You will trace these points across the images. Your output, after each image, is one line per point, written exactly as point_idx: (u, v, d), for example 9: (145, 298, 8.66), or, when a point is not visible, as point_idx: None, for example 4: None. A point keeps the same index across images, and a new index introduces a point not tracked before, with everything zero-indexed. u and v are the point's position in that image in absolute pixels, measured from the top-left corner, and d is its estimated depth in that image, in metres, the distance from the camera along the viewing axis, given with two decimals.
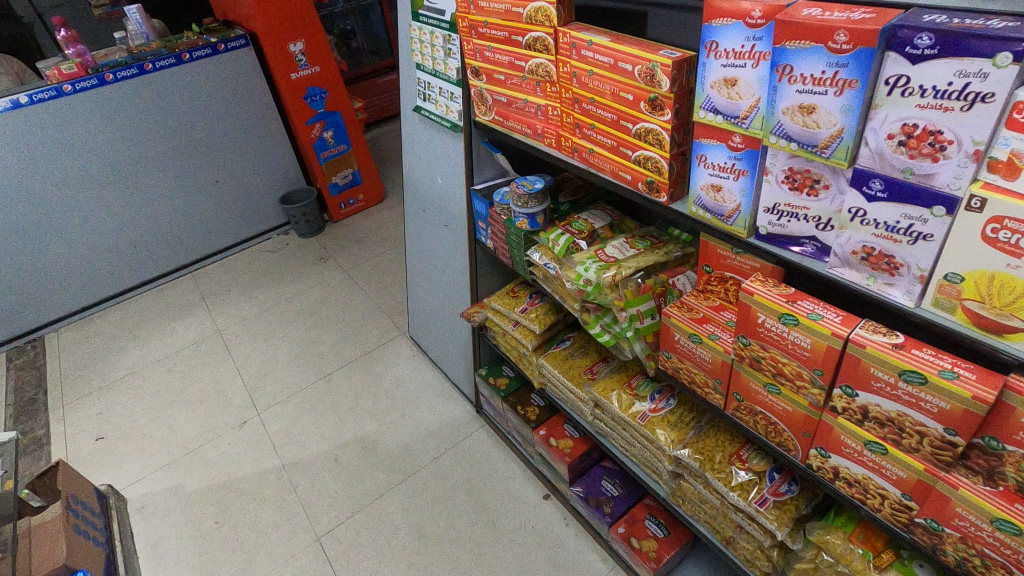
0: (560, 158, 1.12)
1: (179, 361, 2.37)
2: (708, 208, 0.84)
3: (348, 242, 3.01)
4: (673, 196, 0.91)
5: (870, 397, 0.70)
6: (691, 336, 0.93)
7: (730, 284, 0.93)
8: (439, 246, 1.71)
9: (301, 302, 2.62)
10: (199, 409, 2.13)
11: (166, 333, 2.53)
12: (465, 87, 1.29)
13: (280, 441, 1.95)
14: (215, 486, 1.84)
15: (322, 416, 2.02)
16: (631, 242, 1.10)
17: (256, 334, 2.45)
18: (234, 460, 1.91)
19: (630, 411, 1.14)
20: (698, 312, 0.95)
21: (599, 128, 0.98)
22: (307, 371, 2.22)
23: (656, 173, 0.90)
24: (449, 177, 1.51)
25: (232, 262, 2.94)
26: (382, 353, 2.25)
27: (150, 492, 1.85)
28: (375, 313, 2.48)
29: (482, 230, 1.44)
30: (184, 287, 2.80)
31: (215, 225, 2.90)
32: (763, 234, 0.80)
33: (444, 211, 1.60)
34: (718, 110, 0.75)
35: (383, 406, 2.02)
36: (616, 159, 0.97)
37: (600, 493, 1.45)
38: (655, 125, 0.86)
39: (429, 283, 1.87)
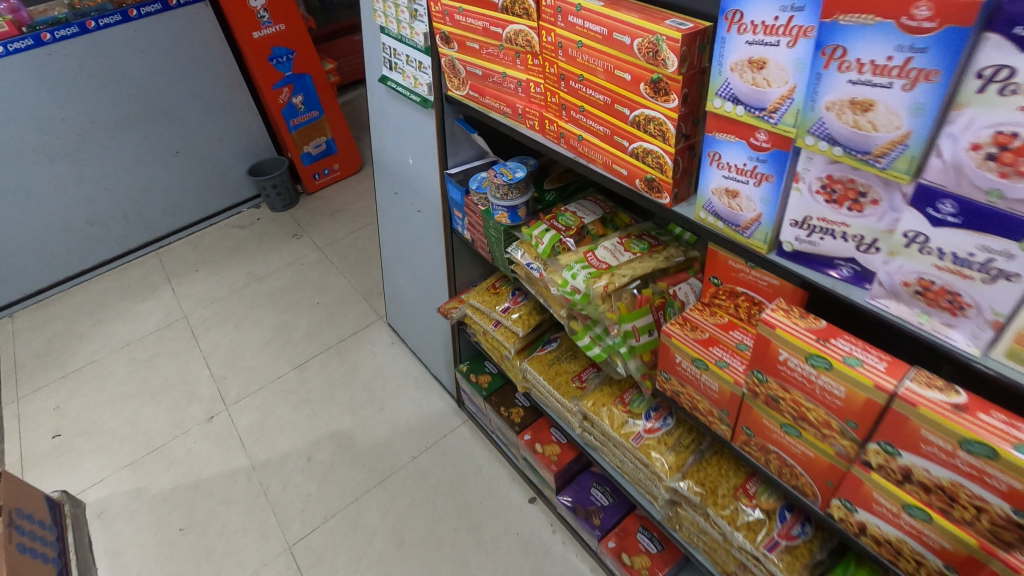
0: (544, 143, 0.96)
1: (143, 349, 2.22)
2: (720, 215, 0.70)
3: (324, 216, 2.82)
4: (677, 197, 0.76)
5: (916, 460, 0.57)
6: (695, 361, 0.80)
7: (742, 301, 0.79)
8: (413, 232, 1.55)
9: (273, 283, 2.45)
10: (164, 402, 2.00)
11: (129, 317, 2.37)
12: (434, 56, 1.11)
13: (250, 438, 1.83)
14: (179, 488, 1.72)
15: (295, 410, 1.89)
16: (627, 243, 0.95)
17: (225, 319, 2.30)
18: (201, 459, 1.79)
19: (624, 431, 1.02)
20: (703, 331, 0.82)
21: (590, 112, 0.82)
22: (279, 360, 2.08)
23: (658, 170, 0.75)
24: (421, 158, 1.34)
25: (200, 239, 2.75)
26: (359, 340, 2.11)
27: (111, 494, 1.73)
28: (352, 296, 2.33)
29: (459, 219, 1.28)
30: (148, 266, 2.62)
31: (178, 199, 2.70)
32: (787, 250, 0.66)
33: (416, 194, 1.44)
34: (738, 100, 0.59)
35: (359, 399, 1.90)
36: (610, 149, 0.81)
37: (590, 503, 1.35)
38: (658, 114, 0.70)
39: (405, 270, 1.72)
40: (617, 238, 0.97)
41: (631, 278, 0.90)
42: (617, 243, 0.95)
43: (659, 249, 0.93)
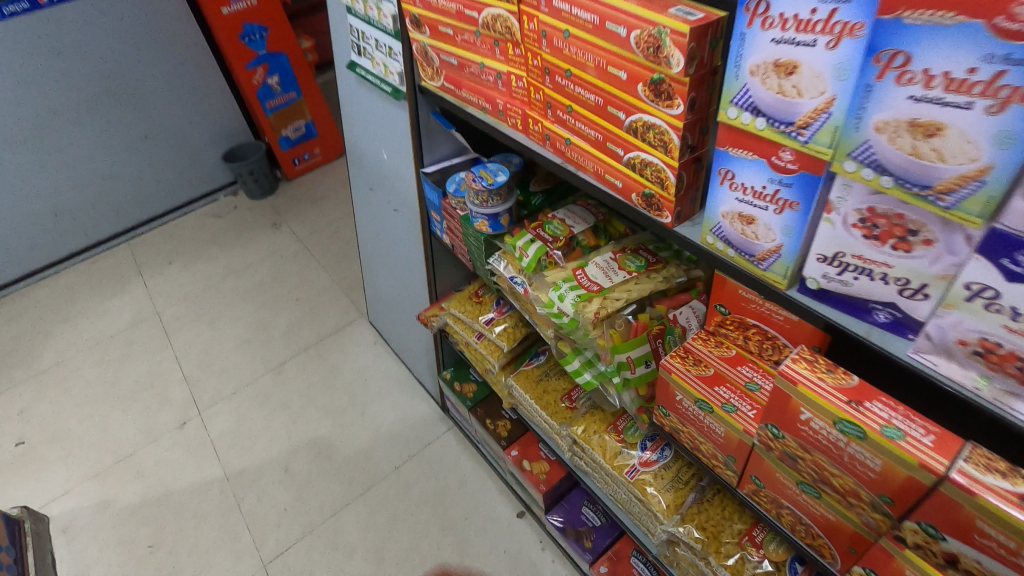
0: (527, 144, 0.84)
1: (112, 348, 2.10)
2: (732, 242, 0.59)
3: (304, 204, 2.69)
4: (679, 216, 0.65)
5: (965, 549, 0.47)
6: (698, 402, 0.71)
7: (753, 334, 0.70)
8: (390, 231, 1.43)
9: (250, 276, 2.33)
10: (134, 406, 1.89)
11: (98, 314, 2.25)
12: (405, 42, 0.98)
13: (224, 447, 1.73)
14: (149, 501, 1.63)
15: (272, 415, 1.79)
16: (621, 259, 0.84)
17: (199, 316, 2.18)
18: (172, 470, 1.69)
19: (616, 463, 0.93)
20: (708, 367, 0.72)
21: (579, 114, 0.70)
22: (256, 360, 1.98)
23: (658, 185, 0.64)
24: (395, 153, 1.21)
25: (174, 229, 2.62)
26: (340, 339, 2.01)
27: (77, 508, 1.64)
28: (333, 291, 2.21)
29: (437, 222, 1.17)
30: (119, 258, 2.48)
31: (149, 187, 2.55)
32: (811, 287, 0.55)
33: (392, 192, 1.32)
34: (759, 110, 0.48)
35: (340, 404, 1.80)
36: (603, 157, 0.70)
37: (581, 523, 1.28)
38: (659, 121, 0.58)
39: (384, 270, 1.60)
40: (611, 252, 0.86)
41: (625, 302, 0.80)
42: (611, 259, 0.84)
43: (657, 267, 0.82)
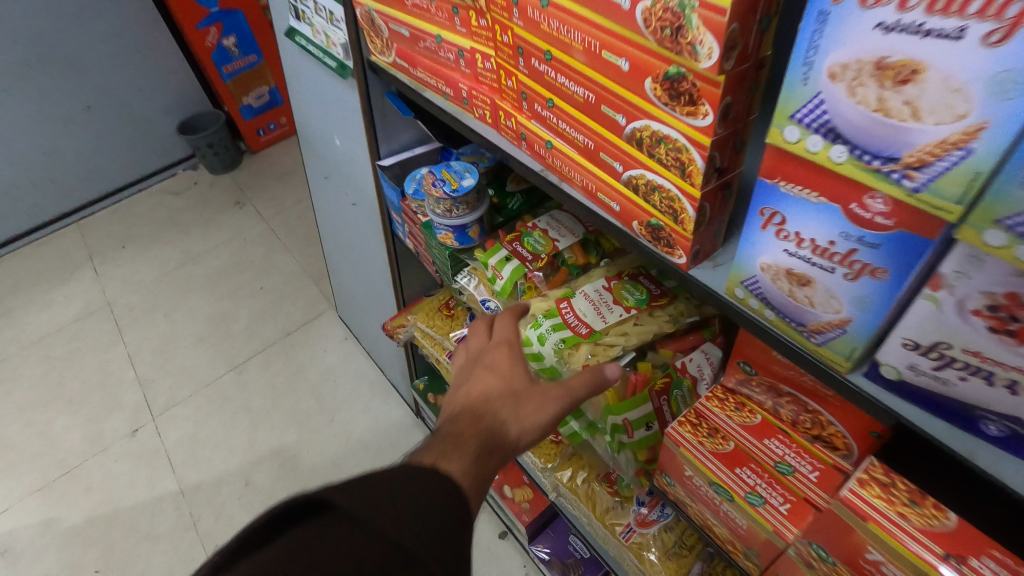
0: (498, 141, 0.66)
1: (59, 345, 1.92)
2: (773, 303, 0.43)
3: (270, 180, 2.47)
4: (697, 255, 0.48)
5: None
6: (714, 486, 0.56)
7: (787, 401, 0.54)
8: (350, 227, 1.25)
9: (210, 262, 2.14)
10: (82, 411, 1.73)
11: (44, 305, 2.05)
12: (348, 6, 0.78)
13: (180, 457, 1.58)
14: (96, 520, 1.48)
15: (233, 421, 1.64)
16: (617, 289, 0.67)
17: (155, 307, 2.00)
18: (122, 483, 1.55)
19: (608, 521, 0.79)
20: (727, 440, 0.57)
21: (564, 111, 0.52)
22: (215, 358, 1.81)
23: (669, 215, 0.46)
24: (348, 140, 1.02)
25: (128, 208, 2.40)
26: (307, 335, 1.84)
27: (17, 528, 1.49)
28: (300, 279, 2.03)
29: (399, 224, 0.99)
30: (67, 241, 2.27)
31: (96, 162, 2.31)
32: (889, 376, 0.39)
33: (348, 183, 1.13)
34: (839, 135, 0.31)
35: (307, 408, 1.65)
36: (594, 170, 0.53)
37: (569, 555, 1.15)
38: (674, 133, 0.41)
39: (347, 266, 1.43)
40: (604, 278, 0.69)
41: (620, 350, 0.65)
42: (603, 289, 0.67)
43: (663, 301, 0.65)
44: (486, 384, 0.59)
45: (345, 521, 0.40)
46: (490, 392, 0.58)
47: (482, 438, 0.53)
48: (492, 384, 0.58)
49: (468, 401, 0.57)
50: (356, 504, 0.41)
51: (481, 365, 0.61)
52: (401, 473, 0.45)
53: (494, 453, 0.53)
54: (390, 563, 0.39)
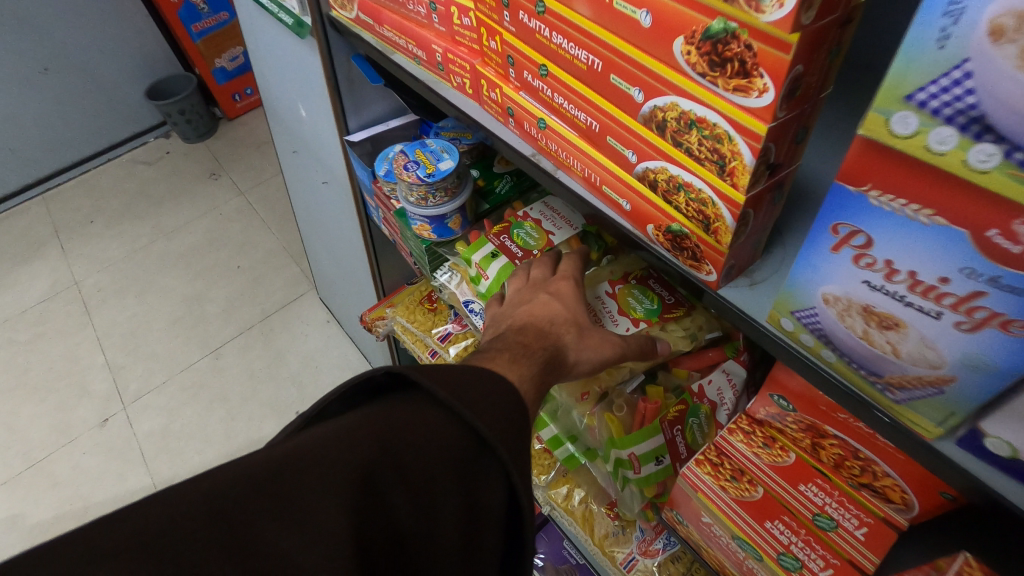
0: (478, 117, 0.54)
1: (23, 328, 1.81)
2: (837, 344, 0.32)
3: (247, 149, 2.33)
4: (730, 270, 0.38)
5: None
6: (739, 540, 0.49)
7: (831, 445, 0.43)
8: (323, 208, 1.13)
9: (184, 238, 2.01)
10: (47, 399, 1.63)
11: (7, 285, 1.93)
12: None
13: (153, 450, 1.50)
14: (64, 517, 1.40)
15: (208, 411, 1.55)
16: (623, 295, 0.58)
17: (125, 287, 1.88)
18: (91, 477, 1.46)
19: (606, 548, 0.70)
20: (754, 485, 0.47)
21: (561, 82, 0.41)
22: (189, 343, 1.71)
23: (696, 221, 0.36)
24: (314, 111, 0.89)
25: (96, 179, 2.25)
26: (287, 317, 1.74)
27: None
28: (279, 256, 1.92)
29: (373, 208, 0.87)
30: (31, 216, 2.13)
31: (59, 130, 2.16)
32: (998, 452, 0.29)
33: (317, 159, 1.00)
34: (988, 124, 0.20)
35: (287, 397, 1.56)
36: (599, 157, 0.42)
37: (563, 560, 1.07)
38: (712, 116, 0.30)
39: (323, 248, 1.31)
40: (608, 280, 0.60)
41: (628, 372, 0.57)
42: (606, 296, 0.58)
43: (677, 313, 0.56)
44: (550, 309, 0.52)
45: (425, 400, 0.37)
46: (557, 314, 0.51)
47: (546, 352, 0.47)
48: (559, 308, 0.52)
49: (531, 318, 0.51)
50: (437, 384, 0.38)
51: (546, 289, 0.55)
52: (479, 369, 0.41)
53: (555, 374, 0.47)
54: (466, 450, 0.36)
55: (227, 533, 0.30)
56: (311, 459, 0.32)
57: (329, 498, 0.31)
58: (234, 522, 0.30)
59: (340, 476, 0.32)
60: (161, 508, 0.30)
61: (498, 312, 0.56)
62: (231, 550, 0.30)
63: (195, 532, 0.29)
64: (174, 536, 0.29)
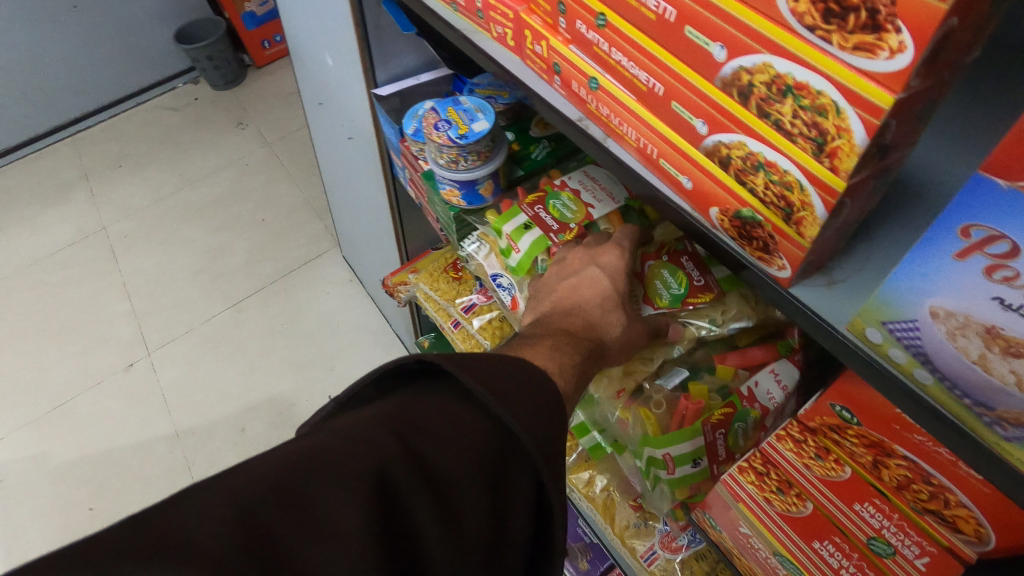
0: (517, 76, 0.49)
1: (50, 271, 1.83)
2: (939, 366, 0.27)
3: (274, 100, 2.28)
4: (807, 267, 0.33)
5: None
6: (780, 556, 0.45)
7: (896, 465, 0.38)
8: (348, 165, 1.08)
9: (208, 188, 2.00)
10: (73, 342, 1.65)
11: (36, 227, 1.95)
12: None
13: (174, 398, 1.52)
14: (87, 459, 1.44)
15: (228, 363, 1.56)
16: (652, 275, 0.53)
17: (150, 235, 1.88)
18: (114, 422, 1.49)
19: (626, 540, 0.67)
20: (801, 502, 0.43)
21: (621, 34, 0.35)
22: (211, 295, 1.71)
23: (775, 208, 0.31)
24: (341, 62, 0.84)
25: (123, 124, 2.23)
26: (308, 274, 1.72)
27: (10, 460, 1.45)
28: (302, 212, 1.89)
29: (399, 169, 0.83)
30: (60, 158, 2.14)
31: (87, 72, 2.13)
32: None
33: (343, 113, 0.95)
34: None
35: (305, 355, 1.56)
36: (656, 126, 0.36)
37: (577, 539, 1.06)
38: (817, 81, 0.25)
39: (347, 206, 1.27)
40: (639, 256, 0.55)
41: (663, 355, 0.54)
42: (634, 275, 0.54)
43: (706, 298, 0.50)
44: (595, 291, 0.50)
45: (451, 395, 0.37)
46: (609, 298, 0.50)
47: (591, 343, 0.47)
48: (611, 292, 0.50)
49: (580, 298, 0.50)
50: (462, 372, 0.37)
51: (597, 261, 0.52)
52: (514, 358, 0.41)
53: (597, 364, 0.47)
54: (491, 445, 0.35)
55: (247, 523, 0.28)
56: (340, 456, 0.31)
57: (358, 495, 0.29)
58: (260, 521, 0.28)
59: (362, 463, 0.31)
60: (183, 509, 0.28)
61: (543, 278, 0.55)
62: (255, 551, 0.27)
63: (215, 526, 0.27)
64: (181, 534, 0.27)
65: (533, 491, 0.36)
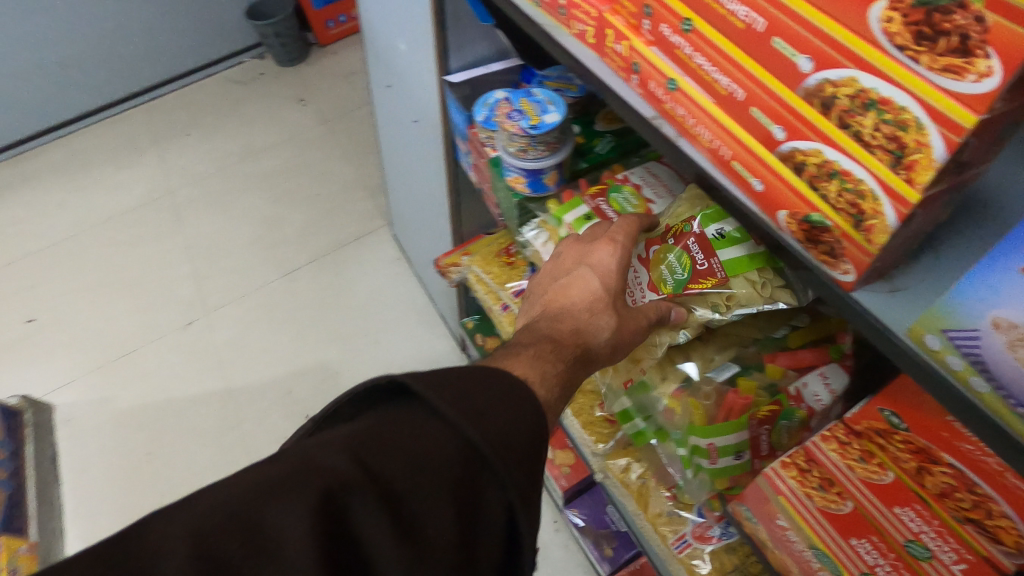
0: (594, 73, 0.51)
1: (120, 229, 1.94)
2: (996, 371, 0.28)
3: (335, 79, 2.34)
4: (871, 273, 0.34)
5: None
6: (816, 552, 0.46)
7: (940, 474, 0.39)
8: (410, 146, 1.12)
9: (269, 161, 2.08)
10: (139, 297, 1.76)
11: (109, 187, 2.07)
12: None
13: (228, 357, 1.60)
14: (147, 406, 1.54)
15: (279, 328, 1.64)
16: (658, 261, 0.55)
17: (213, 202, 1.98)
18: (173, 374, 1.59)
19: (657, 526, 0.70)
20: (842, 500, 0.44)
21: (706, 39, 0.37)
22: (267, 263, 1.79)
23: (845, 216, 0.32)
24: (414, 48, 0.87)
25: (193, 94, 2.34)
26: (359, 250, 1.78)
27: (79, 400, 1.56)
28: (356, 189, 1.95)
29: (462, 153, 0.86)
30: (134, 123, 2.26)
31: (164, 43, 2.24)
32: None
33: (410, 96, 0.99)
34: None
35: (351, 327, 1.62)
36: (732, 130, 0.38)
37: (604, 525, 1.08)
38: (901, 97, 0.27)
39: (403, 187, 1.32)
40: (646, 240, 0.57)
41: (697, 340, 0.55)
42: (641, 262, 0.56)
43: (707, 284, 0.50)
44: (583, 292, 0.53)
45: (422, 413, 0.39)
46: (596, 301, 0.52)
47: (576, 348, 0.49)
48: (599, 293, 0.53)
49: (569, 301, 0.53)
50: (431, 395, 0.39)
51: (587, 261, 0.55)
52: (488, 370, 0.43)
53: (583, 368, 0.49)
54: (455, 465, 0.37)
55: (199, 561, 0.31)
56: (294, 483, 0.33)
57: (305, 518, 0.32)
58: (211, 547, 0.31)
59: (314, 487, 0.33)
60: (156, 528, 0.32)
61: (541, 278, 0.58)
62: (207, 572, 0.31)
63: (172, 549, 0.31)
64: (146, 558, 0.31)
65: (499, 512, 0.38)
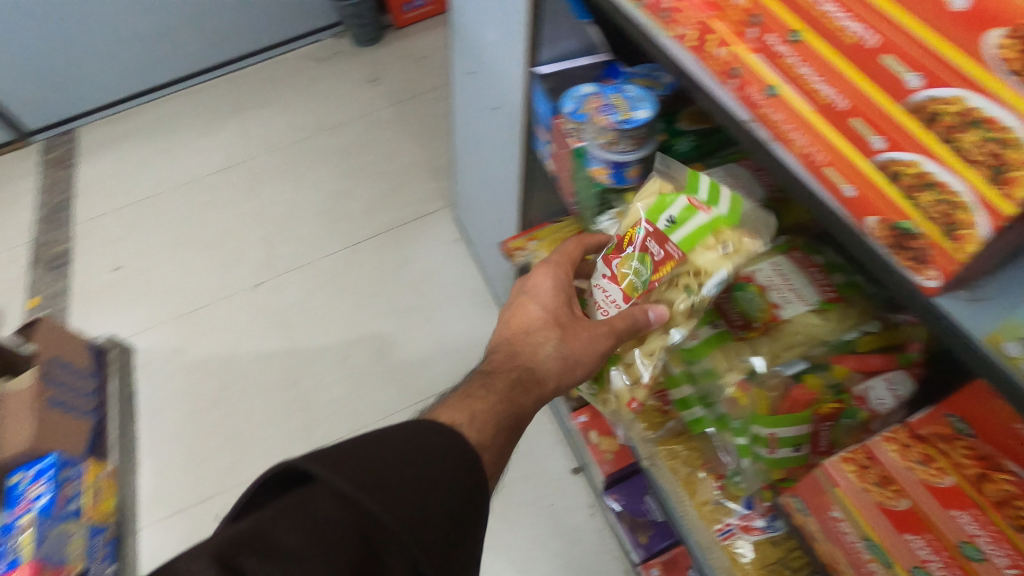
0: (691, 75, 0.53)
1: (201, 191, 2.07)
2: None
3: (408, 61, 2.41)
4: (957, 281, 0.36)
5: None
6: (868, 543, 0.48)
7: (1002, 481, 0.42)
8: (486, 132, 1.17)
9: (340, 136, 2.17)
10: (214, 255, 1.88)
11: (193, 151, 2.21)
12: None
13: (292, 319, 1.70)
14: (217, 357, 1.65)
15: (341, 297, 1.73)
16: (622, 273, 0.62)
17: (286, 172, 2.08)
18: (241, 330, 1.70)
19: (704, 513, 0.73)
20: (900, 497, 0.46)
21: (814, 51, 0.40)
22: (333, 234, 1.88)
23: (938, 224, 0.35)
24: (504, 38, 0.92)
25: (273, 68, 2.45)
26: (419, 229, 1.85)
27: (156, 345, 1.69)
28: (422, 170, 2.02)
29: (541, 141, 0.90)
30: (219, 92, 2.39)
31: (252, 17, 2.35)
32: None
33: (493, 84, 1.03)
34: None
35: (408, 301, 1.69)
36: (829, 138, 0.40)
37: (641, 513, 1.11)
38: (1009, 119, 0.30)
39: (473, 171, 1.37)
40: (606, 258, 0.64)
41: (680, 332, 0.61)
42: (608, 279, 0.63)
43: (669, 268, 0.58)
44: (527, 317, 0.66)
45: (314, 499, 0.43)
46: (535, 324, 0.65)
47: (517, 371, 0.62)
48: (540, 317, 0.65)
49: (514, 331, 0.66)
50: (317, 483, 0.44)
51: (526, 292, 0.68)
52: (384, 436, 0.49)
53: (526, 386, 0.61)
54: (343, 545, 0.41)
55: None
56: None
57: None
58: None
59: None
60: None
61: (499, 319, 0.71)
62: None
63: None
64: None
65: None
